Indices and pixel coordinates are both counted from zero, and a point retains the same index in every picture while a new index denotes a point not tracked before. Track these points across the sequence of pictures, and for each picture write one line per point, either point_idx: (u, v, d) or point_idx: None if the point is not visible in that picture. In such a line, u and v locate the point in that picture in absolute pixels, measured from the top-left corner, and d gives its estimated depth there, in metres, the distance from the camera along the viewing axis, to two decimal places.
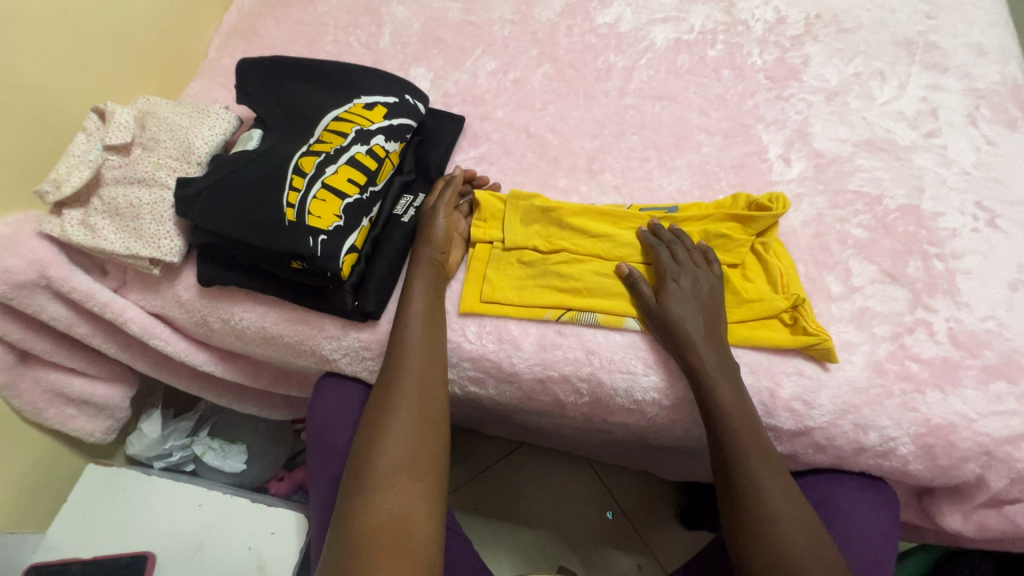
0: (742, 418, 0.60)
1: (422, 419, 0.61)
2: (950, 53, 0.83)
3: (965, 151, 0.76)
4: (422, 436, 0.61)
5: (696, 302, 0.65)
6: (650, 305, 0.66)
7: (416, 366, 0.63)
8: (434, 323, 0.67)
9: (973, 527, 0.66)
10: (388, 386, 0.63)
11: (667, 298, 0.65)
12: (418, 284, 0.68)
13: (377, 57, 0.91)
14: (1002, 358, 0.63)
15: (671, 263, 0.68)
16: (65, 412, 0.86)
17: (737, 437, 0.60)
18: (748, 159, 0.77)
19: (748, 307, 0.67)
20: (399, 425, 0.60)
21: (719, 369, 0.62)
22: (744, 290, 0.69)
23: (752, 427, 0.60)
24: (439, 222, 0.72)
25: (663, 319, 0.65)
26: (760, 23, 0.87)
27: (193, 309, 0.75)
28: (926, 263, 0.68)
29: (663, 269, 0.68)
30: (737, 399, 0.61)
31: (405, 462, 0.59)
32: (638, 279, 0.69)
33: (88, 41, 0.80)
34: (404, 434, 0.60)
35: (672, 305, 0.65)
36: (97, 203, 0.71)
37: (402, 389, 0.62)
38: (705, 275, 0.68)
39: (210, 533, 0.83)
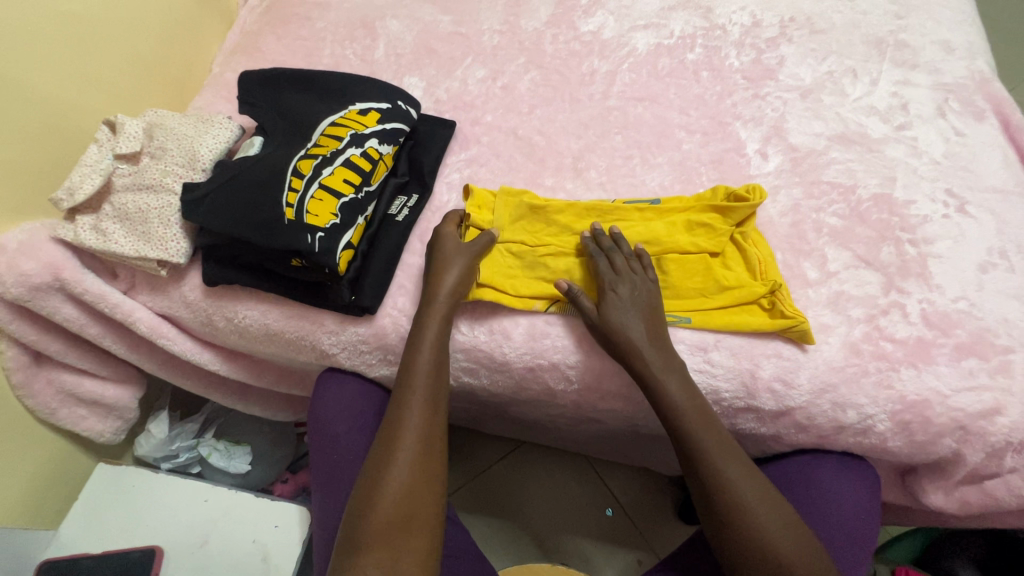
0: (723, 454, 0.61)
1: (419, 461, 0.62)
2: (919, 51, 0.86)
3: (935, 142, 0.79)
4: (420, 478, 0.61)
5: (639, 314, 0.67)
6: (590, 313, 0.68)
7: (421, 406, 0.65)
8: (441, 362, 0.67)
9: (954, 504, 0.68)
10: (391, 434, 0.63)
11: (609, 309, 0.67)
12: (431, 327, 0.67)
13: (372, 68, 0.95)
14: (972, 336, 0.65)
15: (609, 270, 0.70)
16: (76, 412, 0.90)
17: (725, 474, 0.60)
18: (727, 155, 0.80)
19: (727, 294, 0.70)
20: (399, 470, 0.61)
21: (690, 409, 0.63)
22: (725, 277, 0.71)
23: (739, 460, 0.61)
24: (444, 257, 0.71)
25: (606, 334, 0.66)
26: (736, 27, 0.91)
27: (199, 309, 0.79)
28: (899, 248, 0.71)
29: (604, 279, 0.69)
30: (713, 434, 0.62)
31: (400, 508, 0.59)
32: (577, 291, 0.69)
33: (99, 58, 0.85)
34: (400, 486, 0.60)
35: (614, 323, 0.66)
36: (108, 208, 0.75)
37: (405, 432, 0.63)
38: (643, 283, 0.70)
39: (215, 527, 0.86)
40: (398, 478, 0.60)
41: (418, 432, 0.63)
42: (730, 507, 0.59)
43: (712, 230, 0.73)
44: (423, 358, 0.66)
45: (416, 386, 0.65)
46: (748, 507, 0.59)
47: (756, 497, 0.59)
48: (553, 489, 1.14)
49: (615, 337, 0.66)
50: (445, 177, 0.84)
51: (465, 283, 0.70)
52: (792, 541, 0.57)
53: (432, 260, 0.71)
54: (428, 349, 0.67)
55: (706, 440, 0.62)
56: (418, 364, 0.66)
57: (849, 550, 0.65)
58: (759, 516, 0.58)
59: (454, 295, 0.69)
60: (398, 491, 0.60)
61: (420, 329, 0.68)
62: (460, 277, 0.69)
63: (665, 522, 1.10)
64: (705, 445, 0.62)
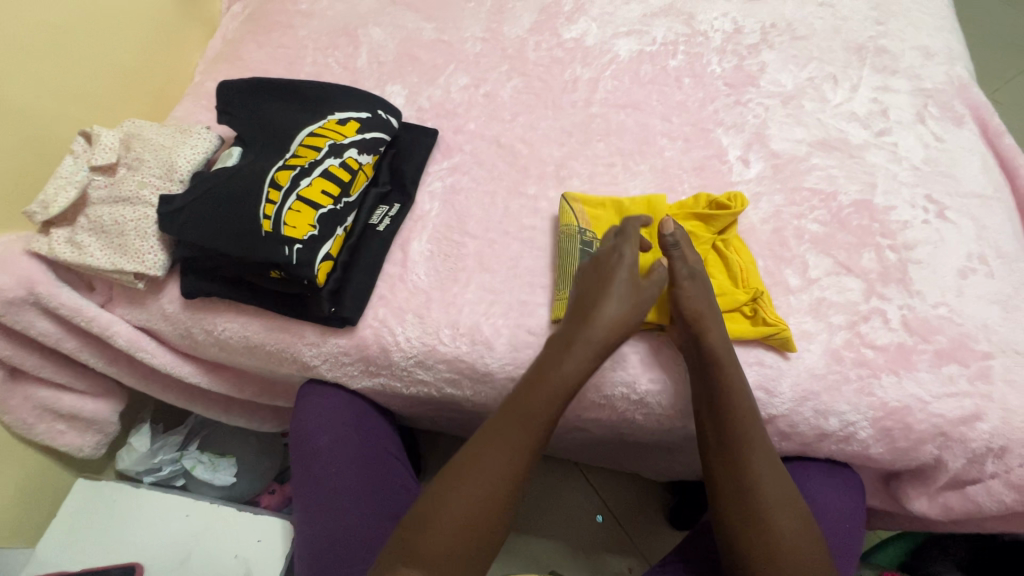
0: (772, 474, 0.60)
1: (495, 500, 0.58)
2: (899, 56, 0.87)
3: (915, 147, 0.79)
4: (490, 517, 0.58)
5: (705, 298, 0.67)
6: (684, 270, 0.69)
7: (525, 438, 0.61)
8: (560, 411, 0.63)
9: (938, 509, 0.68)
10: (485, 443, 0.61)
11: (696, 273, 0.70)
12: (576, 351, 0.63)
13: (354, 76, 0.95)
14: (952, 342, 0.65)
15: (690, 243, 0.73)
16: (54, 427, 0.88)
17: (766, 491, 0.59)
18: (709, 162, 0.81)
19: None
20: (475, 494, 0.58)
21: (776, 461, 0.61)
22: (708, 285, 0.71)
23: (784, 487, 0.60)
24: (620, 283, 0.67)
25: (688, 300, 0.67)
26: (718, 33, 0.91)
27: (178, 322, 0.78)
28: (880, 254, 0.71)
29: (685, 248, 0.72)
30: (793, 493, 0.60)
31: (461, 538, 0.56)
32: (674, 242, 0.71)
33: (78, 69, 0.84)
34: (468, 505, 0.57)
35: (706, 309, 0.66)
36: (84, 221, 0.74)
37: (500, 449, 0.60)
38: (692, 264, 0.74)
39: (198, 543, 0.85)
40: (467, 503, 0.57)
41: (507, 468, 0.59)
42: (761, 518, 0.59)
43: (694, 237, 0.73)
44: (546, 396, 0.62)
45: (529, 423, 0.61)
46: (778, 525, 0.58)
47: (789, 521, 0.58)
48: (544, 495, 1.13)
49: (695, 313, 0.66)
50: (427, 185, 0.83)
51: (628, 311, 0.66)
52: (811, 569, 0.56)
53: (601, 276, 0.68)
54: (553, 394, 0.62)
55: (757, 456, 0.61)
56: (540, 402, 0.62)
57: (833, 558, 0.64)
58: (790, 538, 0.57)
59: (610, 331, 0.65)
60: (466, 516, 0.57)
61: (556, 366, 0.63)
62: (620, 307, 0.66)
63: (655, 527, 1.10)
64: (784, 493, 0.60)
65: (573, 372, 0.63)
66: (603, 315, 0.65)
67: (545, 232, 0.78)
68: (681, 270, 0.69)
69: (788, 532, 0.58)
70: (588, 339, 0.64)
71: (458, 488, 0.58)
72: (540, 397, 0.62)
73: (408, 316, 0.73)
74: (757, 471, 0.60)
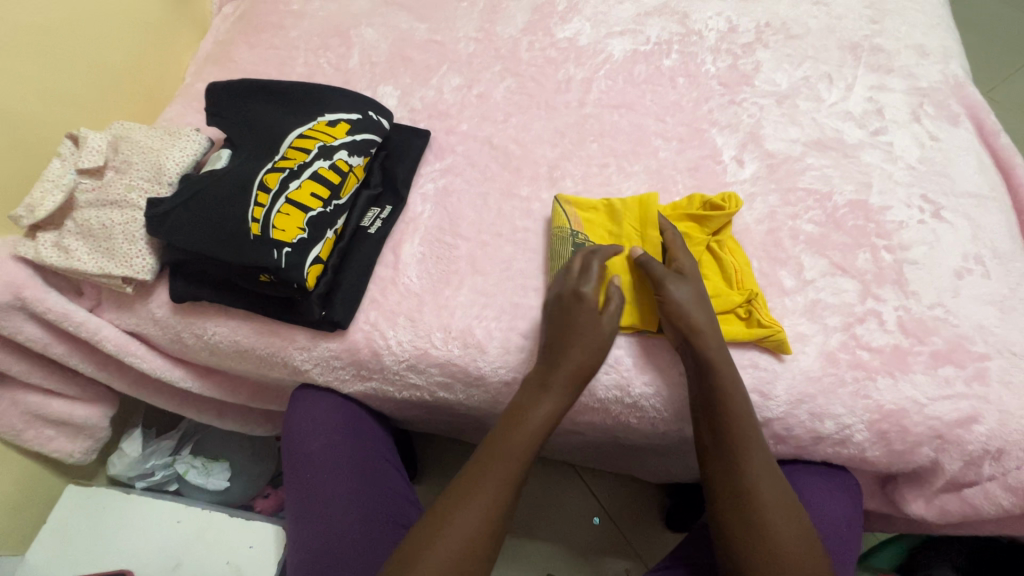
0: (778, 505, 0.58)
1: (479, 541, 0.56)
2: (894, 55, 0.86)
3: (910, 147, 0.78)
4: (474, 558, 0.56)
5: (698, 304, 0.65)
6: (670, 279, 0.67)
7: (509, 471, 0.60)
8: (536, 451, 0.62)
9: (935, 512, 0.67)
10: (473, 475, 0.60)
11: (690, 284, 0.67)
12: (557, 380, 0.63)
13: (346, 77, 0.94)
14: (948, 343, 0.65)
15: (683, 247, 0.71)
16: (44, 433, 0.87)
17: (763, 496, 0.59)
18: (703, 162, 0.80)
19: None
20: (464, 527, 0.56)
21: (778, 492, 0.59)
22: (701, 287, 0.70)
23: (782, 490, 0.60)
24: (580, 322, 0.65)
25: (675, 307, 0.65)
26: (712, 32, 0.91)
27: (167, 326, 0.77)
28: (875, 255, 0.71)
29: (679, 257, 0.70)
30: (798, 525, 0.58)
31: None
32: (648, 258, 0.69)
33: (65, 71, 0.83)
34: (461, 537, 0.55)
35: (700, 318, 0.64)
36: (71, 225, 0.73)
37: (485, 483, 0.59)
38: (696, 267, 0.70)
39: (190, 549, 0.84)
40: (452, 546, 0.55)
41: (490, 509, 0.58)
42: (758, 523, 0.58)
43: (688, 239, 0.73)
44: (524, 434, 0.62)
45: (508, 461, 0.60)
46: (776, 530, 0.57)
47: (786, 527, 0.57)
48: (540, 498, 1.13)
49: (685, 319, 0.64)
50: (419, 187, 0.82)
51: (592, 352, 0.64)
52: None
53: (566, 318, 0.66)
54: (535, 429, 0.62)
55: (753, 462, 0.60)
56: (517, 442, 0.61)
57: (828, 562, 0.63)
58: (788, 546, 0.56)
59: (580, 374, 0.64)
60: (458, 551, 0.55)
61: (529, 407, 0.63)
62: (582, 352, 0.64)
63: (652, 529, 1.09)
64: (787, 525, 0.57)
65: (548, 414, 0.62)
66: (569, 359, 0.64)
67: (538, 233, 0.78)
68: (666, 278, 0.67)
69: (786, 539, 0.57)
70: (560, 381, 0.63)
71: (445, 528, 0.56)
72: (518, 436, 0.61)
73: (400, 319, 0.72)
74: (764, 500, 0.59)
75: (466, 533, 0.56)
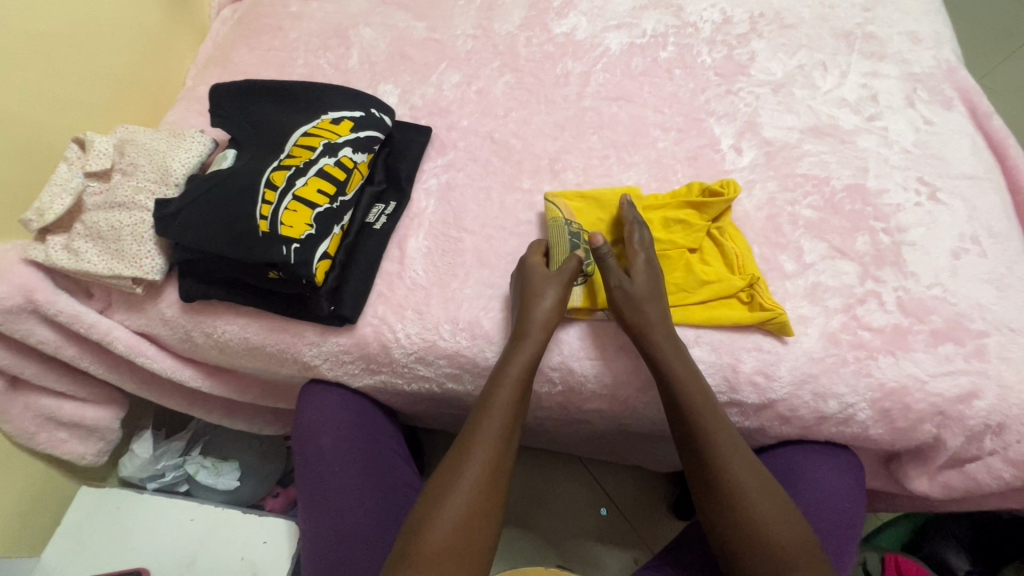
0: (741, 452, 0.62)
1: (482, 502, 0.58)
2: (887, 42, 0.87)
3: (906, 131, 0.80)
4: (483, 516, 0.58)
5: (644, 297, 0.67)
6: (612, 279, 0.68)
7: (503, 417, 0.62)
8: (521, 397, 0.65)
9: (938, 488, 0.69)
10: (473, 425, 0.62)
11: (637, 276, 0.69)
12: (535, 331, 0.66)
13: (347, 77, 0.95)
14: (947, 322, 0.66)
15: (640, 242, 0.71)
16: (56, 435, 0.88)
17: (731, 462, 0.61)
18: (702, 152, 0.81)
19: (709, 288, 0.70)
20: (472, 473, 0.59)
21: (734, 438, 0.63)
22: (705, 272, 0.71)
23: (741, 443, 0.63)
24: (549, 298, 0.67)
25: (625, 301, 0.67)
26: (707, 24, 0.92)
27: (177, 325, 0.78)
28: (874, 237, 0.72)
29: (636, 248, 0.71)
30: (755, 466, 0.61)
31: (460, 536, 0.56)
32: (607, 253, 0.70)
33: (69, 77, 0.84)
34: (474, 481, 0.59)
35: (651, 309, 0.66)
36: (80, 227, 0.74)
37: (484, 432, 0.62)
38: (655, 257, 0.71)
39: (203, 546, 0.85)
40: (459, 514, 0.57)
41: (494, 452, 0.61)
42: (733, 490, 0.60)
43: (689, 226, 0.74)
44: (498, 406, 0.63)
45: (497, 413, 0.62)
46: (749, 495, 0.59)
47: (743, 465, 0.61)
48: (548, 494, 1.13)
49: (641, 310, 0.66)
50: (423, 183, 0.83)
51: (557, 311, 0.67)
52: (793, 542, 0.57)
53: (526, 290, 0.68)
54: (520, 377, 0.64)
55: (708, 414, 0.62)
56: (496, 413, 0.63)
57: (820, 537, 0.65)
58: (764, 509, 0.58)
59: (545, 328, 0.66)
60: (472, 495, 0.58)
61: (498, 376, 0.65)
62: (553, 307, 0.67)
63: (659, 519, 1.10)
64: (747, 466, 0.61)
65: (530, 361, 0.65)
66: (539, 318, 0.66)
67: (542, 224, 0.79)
68: (611, 278, 0.69)
69: (760, 503, 0.59)
70: (535, 332, 0.66)
71: (449, 499, 0.58)
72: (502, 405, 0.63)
73: (408, 313, 0.73)
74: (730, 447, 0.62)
75: (464, 508, 0.57)
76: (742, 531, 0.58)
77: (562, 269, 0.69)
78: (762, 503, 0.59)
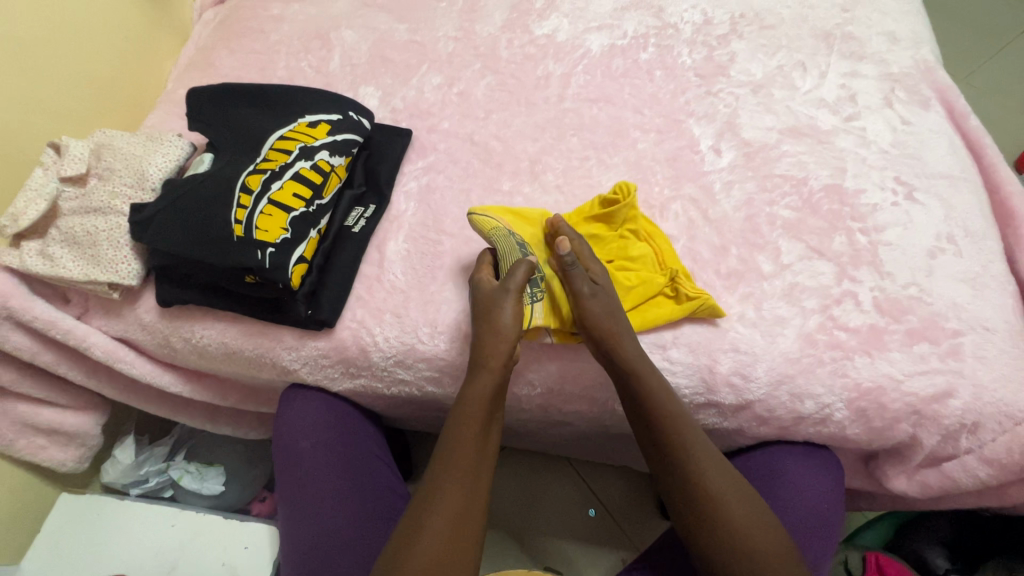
0: (714, 459, 0.61)
1: (460, 522, 0.58)
2: (866, 42, 0.87)
3: (883, 132, 0.80)
4: (462, 530, 0.57)
5: (611, 308, 0.67)
6: (584, 288, 0.68)
7: (475, 434, 0.63)
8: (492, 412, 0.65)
9: (916, 488, 0.69)
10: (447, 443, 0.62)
11: (601, 286, 0.69)
12: (503, 343, 0.65)
13: (328, 79, 0.95)
14: (923, 321, 0.66)
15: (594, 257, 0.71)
16: (35, 442, 0.87)
17: (706, 471, 0.61)
18: (681, 153, 0.81)
19: (634, 294, 0.71)
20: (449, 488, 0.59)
21: (707, 445, 0.63)
22: (629, 278, 0.72)
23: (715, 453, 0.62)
24: (507, 309, 0.66)
25: (598, 307, 0.66)
26: (688, 25, 0.92)
27: (155, 331, 0.78)
28: (851, 238, 0.72)
29: (592, 260, 0.71)
30: (728, 472, 0.61)
31: (441, 550, 0.56)
32: (573, 261, 0.69)
33: (45, 82, 0.84)
34: (450, 495, 0.59)
35: (621, 317, 0.66)
36: (55, 233, 0.73)
37: (458, 449, 0.62)
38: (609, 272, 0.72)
39: (184, 552, 0.84)
40: (436, 534, 0.56)
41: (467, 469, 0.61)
42: (710, 496, 0.60)
43: (600, 240, 0.75)
44: (471, 422, 0.63)
45: (471, 429, 0.63)
46: (726, 503, 0.59)
47: (718, 473, 0.61)
48: (537, 496, 1.13)
49: (609, 319, 0.65)
50: (402, 185, 0.83)
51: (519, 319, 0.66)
52: (773, 548, 0.57)
53: (488, 304, 0.66)
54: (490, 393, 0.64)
55: (682, 426, 0.62)
56: (467, 432, 0.63)
57: (798, 539, 0.65)
58: (743, 516, 0.58)
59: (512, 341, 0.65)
60: (449, 509, 0.58)
61: (468, 391, 0.65)
62: (514, 319, 0.65)
63: (646, 519, 1.10)
64: (722, 472, 0.61)
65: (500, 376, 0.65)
66: (501, 320, 0.65)
67: None
68: (581, 288, 0.68)
69: (739, 511, 0.59)
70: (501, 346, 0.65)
71: (426, 519, 0.57)
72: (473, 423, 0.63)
73: (386, 316, 0.73)
74: (704, 456, 0.61)
75: (440, 530, 0.57)
76: (724, 539, 0.58)
77: (517, 275, 0.67)
78: (739, 507, 0.59)
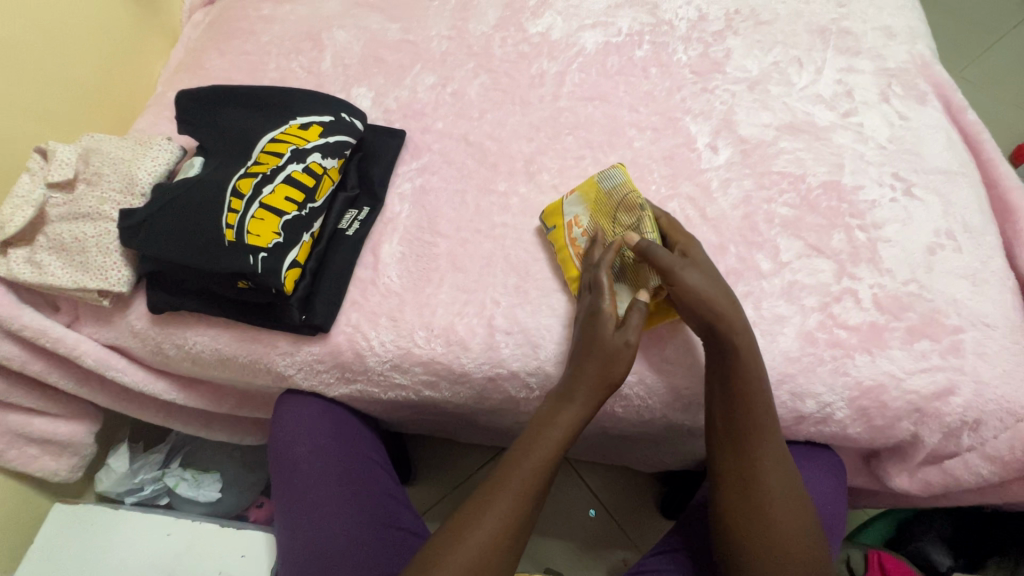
0: (782, 476, 0.60)
1: (506, 537, 0.58)
2: (862, 37, 0.87)
3: (881, 127, 0.79)
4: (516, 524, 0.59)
5: (714, 287, 0.63)
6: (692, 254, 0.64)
7: (558, 431, 0.63)
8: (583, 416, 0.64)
9: (918, 485, 0.69)
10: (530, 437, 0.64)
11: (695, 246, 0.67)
12: (596, 346, 0.63)
13: (319, 81, 0.93)
14: (923, 318, 0.66)
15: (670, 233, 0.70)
16: (27, 452, 0.86)
17: (774, 490, 0.60)
18: (678, 151, 0.80)
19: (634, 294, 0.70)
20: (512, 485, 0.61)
21: (785, 462, 0.61)
22: None
23: (789, 474, 0.61)
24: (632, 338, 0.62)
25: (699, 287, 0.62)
26: (683, 22, 0.91)
27: (147, 337, 0.76)
28: (850, 235, 0.71)
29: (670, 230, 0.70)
30: (792, 491, 0.60)
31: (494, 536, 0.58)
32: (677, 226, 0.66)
33: (32, 85, 0.82)
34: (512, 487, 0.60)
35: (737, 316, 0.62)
36: (43, 240, 0.72)
37: (537, 442, 0.63)
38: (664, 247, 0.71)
39: (180, 560, 0.84)
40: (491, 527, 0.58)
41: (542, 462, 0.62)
42: (762, 502, 0.60)
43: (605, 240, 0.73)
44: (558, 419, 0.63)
45: (556, 426, 0.63)
46: (776, 515, 0.59)
47: (782, 490, 0.60)
48: None
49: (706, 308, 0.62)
50: (397, 187, 0.82)
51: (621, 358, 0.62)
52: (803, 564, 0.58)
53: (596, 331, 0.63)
54: (586, 395, 0.63)
55: (765, 440, 0.61)
56: (552, 428, 0.63)
57: None
58: (795, 543, 0.58)
59: (609, 349, 0.62)
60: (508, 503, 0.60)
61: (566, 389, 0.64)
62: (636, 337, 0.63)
63: (648, 519, 1.10)
64: (786, 489, 0.60)
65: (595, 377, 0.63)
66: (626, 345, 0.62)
67: (517, 226, 0.77)
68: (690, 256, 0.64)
69: (789, 535, 0.58)
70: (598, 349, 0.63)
71: (486, 511, 0.59)
72: (549, 433, 0.63)
73: (382, 320, 0.72)
74: (773, 469, 0.60)
75: (499, 518, 0.59)
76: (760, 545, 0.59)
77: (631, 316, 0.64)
78: (786, 523, 0.59)
